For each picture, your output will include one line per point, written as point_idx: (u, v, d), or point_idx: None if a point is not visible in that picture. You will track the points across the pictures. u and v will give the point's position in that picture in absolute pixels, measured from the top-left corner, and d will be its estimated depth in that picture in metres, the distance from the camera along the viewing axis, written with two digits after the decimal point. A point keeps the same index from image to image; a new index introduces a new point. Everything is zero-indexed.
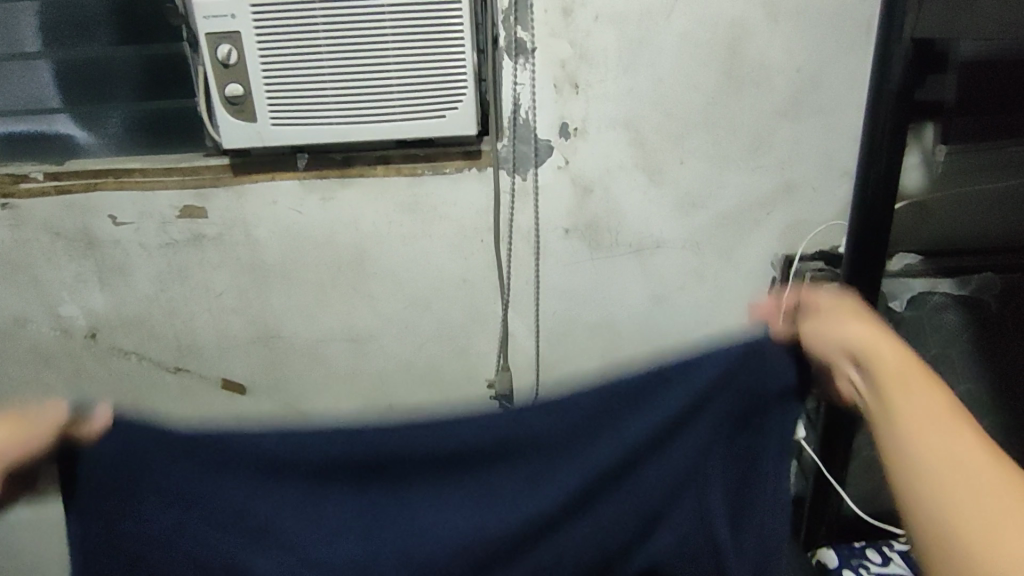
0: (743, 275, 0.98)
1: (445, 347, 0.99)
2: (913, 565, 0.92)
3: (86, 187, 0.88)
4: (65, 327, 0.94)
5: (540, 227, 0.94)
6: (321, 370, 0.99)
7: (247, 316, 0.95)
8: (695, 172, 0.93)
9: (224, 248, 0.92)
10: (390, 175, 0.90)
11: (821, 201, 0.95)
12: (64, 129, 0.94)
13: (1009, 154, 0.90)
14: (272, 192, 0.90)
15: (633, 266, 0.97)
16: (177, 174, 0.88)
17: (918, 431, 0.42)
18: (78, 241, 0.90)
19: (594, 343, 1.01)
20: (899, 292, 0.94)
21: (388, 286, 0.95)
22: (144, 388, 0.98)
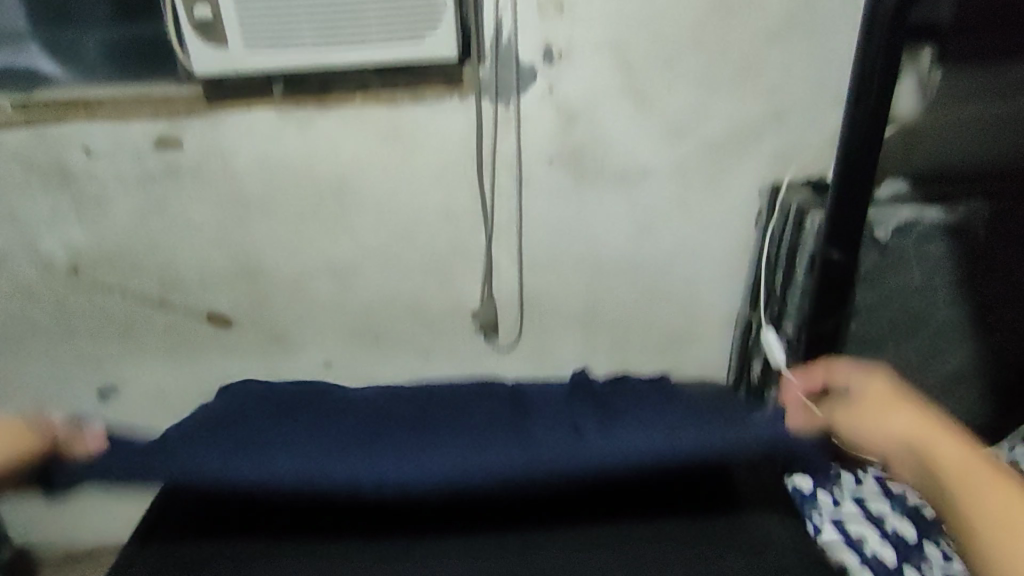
0: (730, 204, 0.97)
1: (429, 279, 0.99)
2: (884, 487, 0.95)
3: (54, 118, 0.85)
4: (45, 263, 0.93)
5: (524, 156, 0.92)
6: (307, 303, 1.00)
7: (229, 249, 0.95)
8: (683, 99, 0.90)
9: (201, 180, 0.90)
10: (368, 103, 0.87)
11: (811, 127, 0.93)
12: (37, 66, 0.90)
13: (1013, 75, 0.87)
14: (247, 122, 0.87)
15: (618, 195, 0.96)
16: (148, 103, 0.86)
17: (993, 515, 0.48)
18: (52, 174, 0.88)
19: (579, 274, 1.01)
20: (883, 219, 0.87)
21: (370, 218, 0.94)
22: (130, 322, 0.98)
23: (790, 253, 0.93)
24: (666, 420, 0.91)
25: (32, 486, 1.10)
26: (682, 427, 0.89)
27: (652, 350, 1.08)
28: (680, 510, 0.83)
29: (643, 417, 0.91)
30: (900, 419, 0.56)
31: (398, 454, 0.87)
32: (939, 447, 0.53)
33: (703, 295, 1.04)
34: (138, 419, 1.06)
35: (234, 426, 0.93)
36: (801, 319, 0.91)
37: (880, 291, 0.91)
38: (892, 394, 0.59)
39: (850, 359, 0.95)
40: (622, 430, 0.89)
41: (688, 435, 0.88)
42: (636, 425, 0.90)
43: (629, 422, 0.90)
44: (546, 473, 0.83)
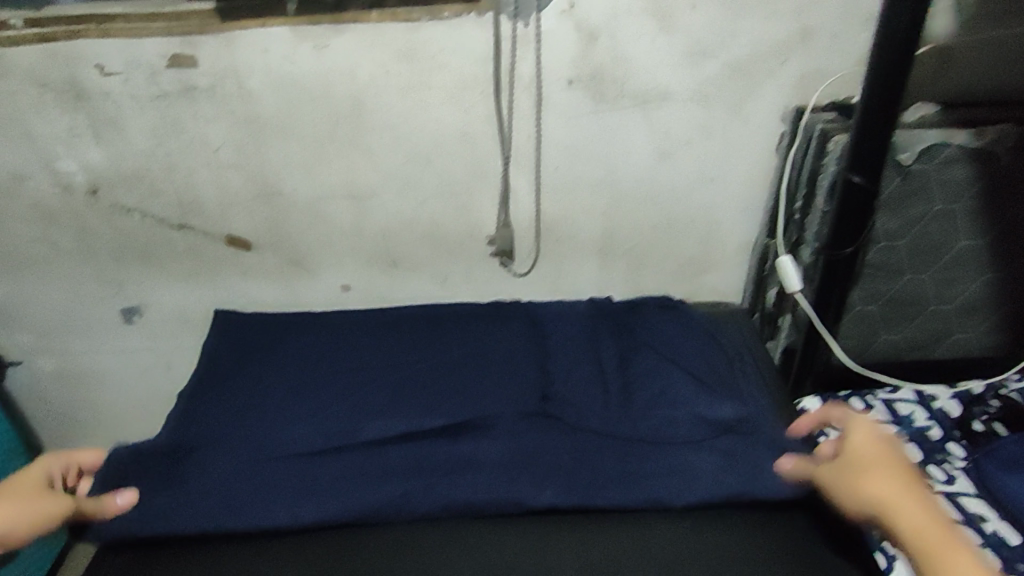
0: (752, 130, 0.96)
1: (446, 204, 0.99)
2: (893, 412, 0.96)
3: (67, 35, 0.84)
4: (65, 184, 0.93)
5: (543, 77, 0.90)
6: (324, 228, 1.00)
7: (246, 172, 0.94)
8: (709, 17, 0.87)
9: (217, 101, 0.89)
10: (384, 20, 0.85)
11: (839, 48, 0.90)
12: None
13: None
14: (261, 39, 0.85)
15: (638, 119, 0.94)
16: (161, 18, 0.84)
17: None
18: (68, 94, 0.87)
19: (595, 200, 1.00)
20: (909, 143, 0.85)
21: (387, 141, 0.94)
22: (150, 245, 0.99)
23: (811, 179, 0.92)
24: (691, 354, 0.91)
25: (63, 404, 1.15)
26: (704, 362, 0.90)
27: (667, 276, 1.09)
28: (711, 448, 0.77)
29: (665, 352, 0.92)
30: (878, 484, 0.59)
31: (416, 390, 0.86)
32: (907, 511, 0.56)
33: (719, 223, 1.04)
34: (163, 339, 1.08)
35: (258, 346, 0.95)
36: (820, 245, 0.91)
37: (900, 218, 0.90)
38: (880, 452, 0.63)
39: (866, 286, 0.95)
40: (646, 365, 0.90)
41: (711, 370, 0.89)
42: (660, 360, 0.90)
43: (653, 356, 0.91)
44: (570, 410, 0.82)
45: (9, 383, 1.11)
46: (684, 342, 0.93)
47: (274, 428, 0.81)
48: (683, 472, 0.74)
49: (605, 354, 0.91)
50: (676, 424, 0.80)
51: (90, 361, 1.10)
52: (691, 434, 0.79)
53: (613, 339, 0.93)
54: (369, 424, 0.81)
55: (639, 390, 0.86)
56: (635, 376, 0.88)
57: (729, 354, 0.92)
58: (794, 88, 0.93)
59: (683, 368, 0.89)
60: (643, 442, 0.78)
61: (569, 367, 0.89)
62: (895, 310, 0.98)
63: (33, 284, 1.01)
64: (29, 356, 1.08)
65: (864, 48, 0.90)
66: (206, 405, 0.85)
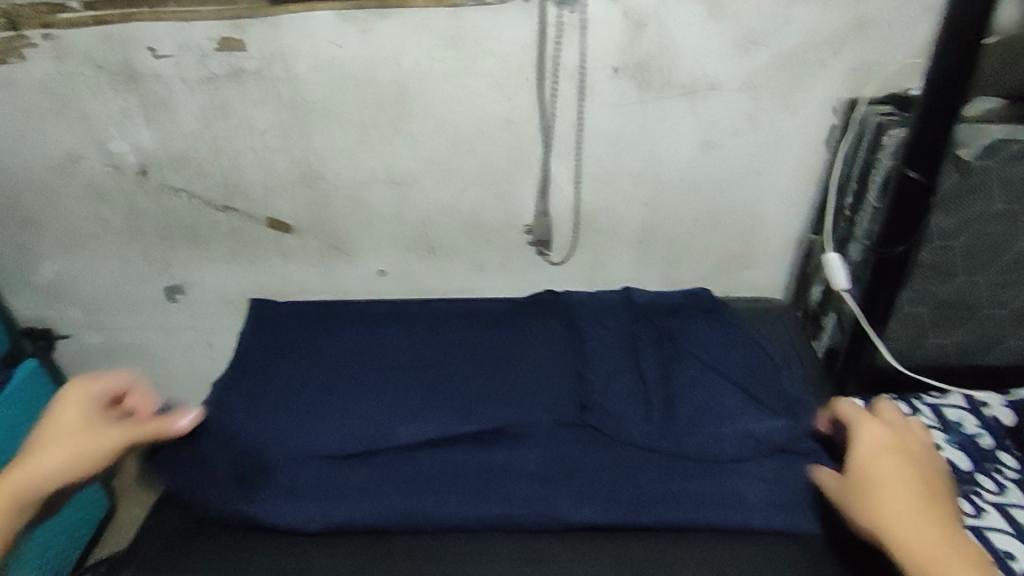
0: (801, 122, 0.93)
1: (485, 191, 0.99)
2: (942, 418, 0.93)
3: (122, 17, 0.85)
4: (116, 164, 0.96)
5: (587, 65, 0.89)
6: (364, 212, 1.01)
7: (289, 155, 0.95)
8: (762, 5, 0.84)
9: (264, 84, 0.90)
10: (431, 5, 0.85)
11: (897, 39, 0.87)
12: None
13: None
14: (309, 24, 0.86)
15: (683, 110, 0.92)
16: (212, 2, 0.85)
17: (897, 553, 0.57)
18: (121, 76, 0.89)
19: (636, 191, 0.99)
20: (971, 139, 0.82)
21: (429, 126, 0.93)
22: (195, 226, 1.01)
23: (863, 174, 0.89)
24: (735, 362, 0.89)
25: (108, 377, 1.18)
26: (748, 371, 0.88)
27: (706, 270, 1.07)
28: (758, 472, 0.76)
29: (708, 360, 0.89)
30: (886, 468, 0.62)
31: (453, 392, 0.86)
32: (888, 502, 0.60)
33: (763, 218, 1.01)
34: (205, 318, 1.11)
35: (297, 333, 0.96)
36: (870, 243, 0.88)
37: (958, 216, 0.87)
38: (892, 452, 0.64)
39: (916, 286, 0.92)
40: (687, 373, 0.87)
41: (755, 381, 0.87)
42: (703, 368, 0.88)
43: (694, 363, 0.89)
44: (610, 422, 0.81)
45: (59, 356, 1.15)
46: (725, 348, 0.91)
47: (315, 429, 0.82)
48: (730, 496, 0.73)
49: (649, 360, 0.89)
50: (721, 442, 0.79)
51: (136, 337, 1.13)
52: (737, 453, 0.78)
53: (655, 346, 0.91)
54: (409, 429, 0.81)
55: (681, 399, 0.84)
56: (677, 386, 0.86)
57: (776, 366, 0.89)
58: (848, 80, 0.90)
59: (726, 379, 0.87)
60: (687, 462, 0.77)
61: (609, 374, 0.87)
62: (946, 313, 0.94)
63: (84, 260, 1.04)
64: (79, 330, 1.12)
65: (925, 39, 0.87)
66: (249, 402, 0.86)
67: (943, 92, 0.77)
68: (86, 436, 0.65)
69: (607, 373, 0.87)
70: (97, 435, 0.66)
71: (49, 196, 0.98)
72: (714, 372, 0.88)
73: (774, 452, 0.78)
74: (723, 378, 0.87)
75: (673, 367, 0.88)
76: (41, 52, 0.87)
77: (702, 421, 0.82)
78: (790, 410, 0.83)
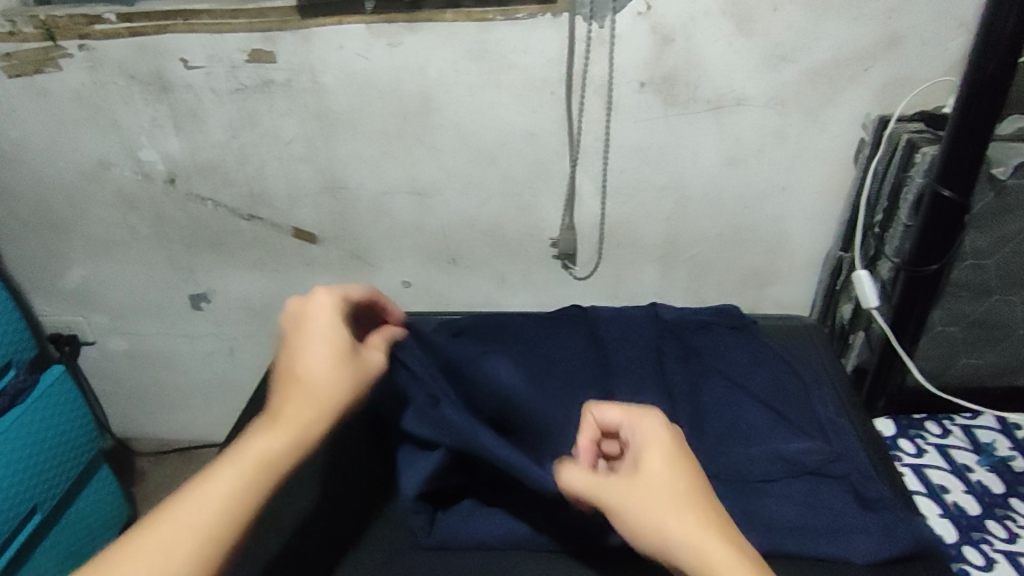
0: (830, 138, 0.92)
1: (509, 204, 0.99)
2: (974, 439, 0.91)
3: (155, 29, 0.87)
4: (145, 172, 0.97)
5: (614, 79, 0.89)
6: (388, 223, 1.01)
7: (315, 166, 0.96)
8: (791, 21, 0.84)
9: (292, 95, 0.91)
10: (459, 18, 0.85)
11: (930, 55, 0.86)
12: None
13: None
14: (337, 36, 0.87)
15: (709, 124, 0.92)
16: (243, 15, 0.86)
17: None
18: (153, 86, 0.90)
19: (662, 205, 0.98)
20: (1004, 156, 0.81)
21: (455, 139, 0.94)
22: (220, 234, 1.02)
23: (893, 192, 0.88)
24: (762, 379, 0.87)
25: (130, 383, 1.19)
26: (776, 388, 0.87)
27: (731, 285, 1.06)
28: (790, 494, 0.75)
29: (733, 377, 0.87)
30: (661, 477, 0.53)
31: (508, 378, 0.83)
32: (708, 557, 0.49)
33: (790, 235, 1.00)
34: (228, 325, 1.11)
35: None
36: (900, 261, 0.87)
37: (990, 233, 0.85)
38: (677, 477, 0.54)
39: (947, 306, 0.90)
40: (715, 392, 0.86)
41: (783, 399, 0.85)
42: (728, 386, 0.86)
43: (719, 381, 0.87)
44: None
45: (83, 360, 1.16)
46: (751, 365, 0.90)
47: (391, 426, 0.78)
48: (762, 520, 0.73)
49: (677, 376, 0.86)
50: (752, 461, 0.78)
51: (159, 343, 1.13)
52: (769, 474, 0.77)
53: (681, 362, 0.89)
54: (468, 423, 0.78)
55: (709, 416, 0.83)
56: (705, 403, 0.84)
57: (804, 383, 0.88)
58: (878, 97, 0.89)
59: (753, 396, 0.85)
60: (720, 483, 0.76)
61: (642, 385, 0.83)
62: (978, 333, 0.92)
63: (111, 266, 1.05)
64: (103, 336, 1.13)
65: (957, 55, 0.85)
66: None
67: (975, 108, 0.76)
68: (366, 365, 0.62)
69: (641, 384, 0.84)
70: (371, 363, 0.63)
71: (79, 202, 0.99)
72: (741, 390, 0.86)
73: (804, 474, 0.77)
74: (749, 395, 0.85)
75: (699, 383, 0.87)
76: (76, 62, 0.89)
77: (732, 439, 0.80)
78: (819, 428, 0.82)
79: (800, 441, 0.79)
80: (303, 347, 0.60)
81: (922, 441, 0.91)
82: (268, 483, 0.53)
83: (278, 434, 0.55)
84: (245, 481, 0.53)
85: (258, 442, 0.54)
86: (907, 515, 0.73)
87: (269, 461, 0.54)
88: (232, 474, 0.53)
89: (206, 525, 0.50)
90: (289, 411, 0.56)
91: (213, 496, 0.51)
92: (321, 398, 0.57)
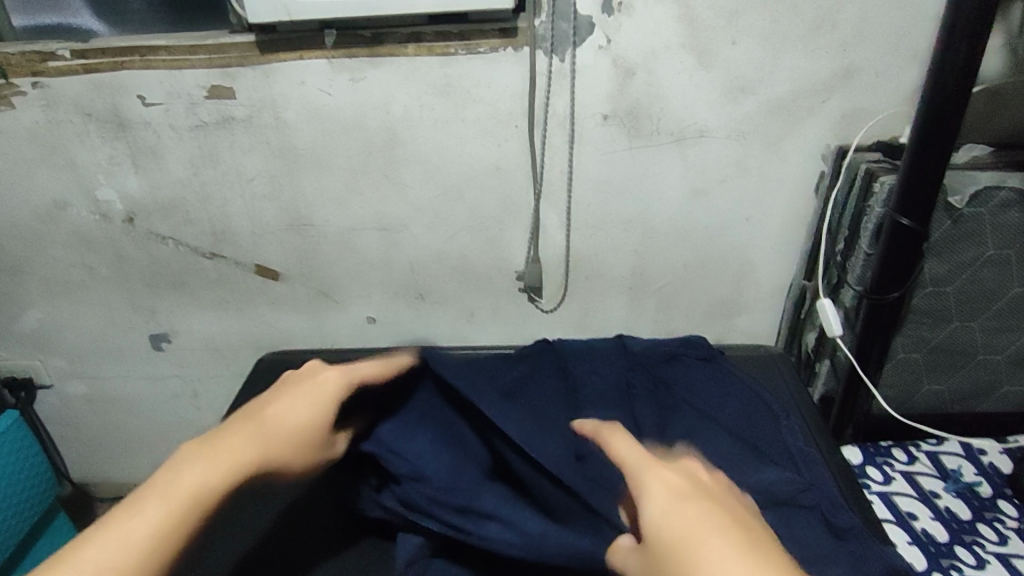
0: (791, 169, 0.93)
1: (475, 238, 0.98)
2: (940, 465, 0.92)
3: (111, 68, 0.85)
4: (103, 212, 0.95)
5: (577, 113, 0.89)
6: (354, 258, 1.00)
7: (279, 203, 0.95)
8: (749, 54, 0.85)
9: (253, 132, 0.90)
10: (421, 54, 0.85)
11: (885, 87, 0.87)
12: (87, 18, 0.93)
13: None
14: (298, 72, 0.86)
15: (673, 155, 0.92)
16: (202, 52, 0.85)
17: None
18: (110, 124, 0.89)
19: (628, 236, 0.98)
20: (961, 185, 0.82)
21: (420, 175, 0.93)
22: (182, 272, 1.00)
23: (854, 220, 0.89)
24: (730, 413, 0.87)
25: (90, 425, 1.15)
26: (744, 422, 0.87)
27: (700, 314, 1.06)
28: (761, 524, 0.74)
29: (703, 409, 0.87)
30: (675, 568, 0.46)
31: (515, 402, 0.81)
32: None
33: (756, 263, 1.01)
34: (192, 365, 1.09)
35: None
36: (863, 289, 0.88)
37: (949, 260, 0.86)
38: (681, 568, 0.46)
39: (909, 332, 0.91)
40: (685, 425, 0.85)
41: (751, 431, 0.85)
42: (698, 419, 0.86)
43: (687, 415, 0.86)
44: None
45: (40, 404, 1.12)
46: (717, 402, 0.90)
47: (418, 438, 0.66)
48: None
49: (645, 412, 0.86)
50: None
51: (119, 384, 1.10)
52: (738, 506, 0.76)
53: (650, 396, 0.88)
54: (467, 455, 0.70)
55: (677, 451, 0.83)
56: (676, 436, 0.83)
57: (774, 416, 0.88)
58: (836, 128, 0.90)
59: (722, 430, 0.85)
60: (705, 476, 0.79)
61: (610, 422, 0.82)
62: (940, 359, 0.93)
63: (69, 308, 1.03)
64: (61, 378, 1.10)
65: (911, 86, 0.87)
66: None
67: (931, 139, 0.77)
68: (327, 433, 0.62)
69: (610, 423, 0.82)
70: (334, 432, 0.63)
71: (35, 243, 0.97)
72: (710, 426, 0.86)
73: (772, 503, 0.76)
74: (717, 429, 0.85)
75: (668, 415, 0.86)
76: (30, 100, 0.87)
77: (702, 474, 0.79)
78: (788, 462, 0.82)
79: (769, 470, 0.79)
80: (279, 405, 0.61)
81: (890, 468, 0.92)
82: (197, 517, 0.53)
83: (210, 468, 0.55)
84: (169, 519, 0.52)
85: (183, 475, 0.54)
86: (875, 543, 0.73)
87: (193, 499, 0.53)
88: (157, 513, 0.52)
89: (128, 560, 0.50)
90: (226, 442, 0.56)
91: (136, 530, 0.51)
92: (274, 436, 0.59)
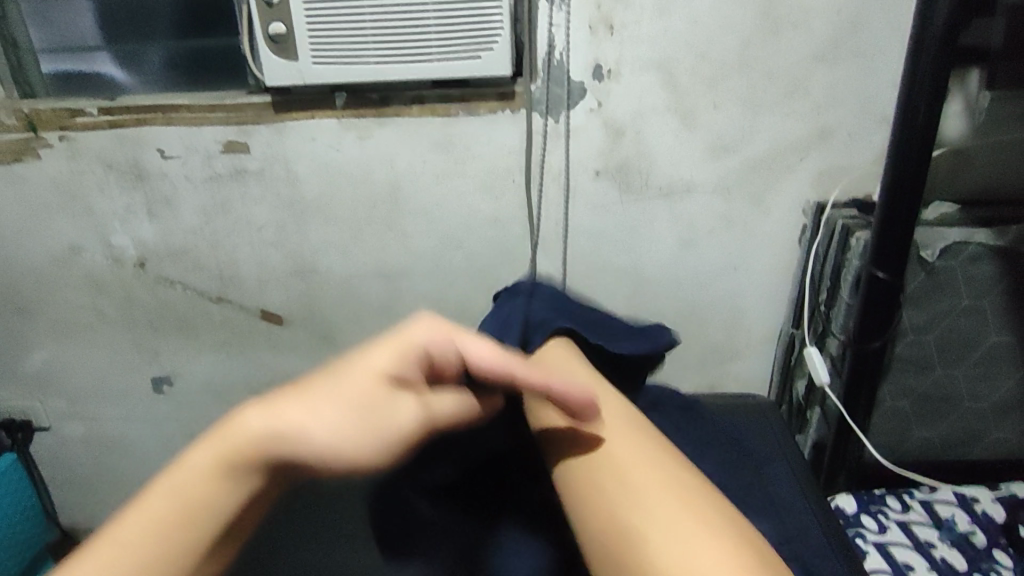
0: (774, 223, 0.98)
1: (474, 286, 1.02)
2: (934, 514, 0.92)
3: (135, 122, 0.91)
4: (116, 256, 0.99)
5: (571, 169, 0.95)
6: (356, 305, 1.03)
7: (286, 251, 0.99)
8: (730, 116, 0.92)
9: (264, 183, 0.95)
10: (425, 114, 0.92)
11: (857, 147, 0.94)
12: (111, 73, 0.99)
13: None
14: (310, 129, 0.92)
15: (662, 208, 0.97)
16: (220, 110, 0.91)
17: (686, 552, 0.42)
18: (130, 174, 0.94)
19: (621, 286, 1.02)
20: (931, 240, 0.87)
21: (422, 225, 0.98)
22: (188, 317, 1.03)
23: (835, 273, 0.93)
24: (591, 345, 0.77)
25: (84, 472, 1.15)
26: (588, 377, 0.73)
27: (692, 363, 1.09)
28: None
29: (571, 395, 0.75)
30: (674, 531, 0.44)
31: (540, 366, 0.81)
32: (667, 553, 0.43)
33: (745, 313, 1.05)
34: (191, 410, 1.10)
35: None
36: (846, 339, 0.92)
37: (926, 310, 0.90)
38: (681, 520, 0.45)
39: (894, 382, 0.94)
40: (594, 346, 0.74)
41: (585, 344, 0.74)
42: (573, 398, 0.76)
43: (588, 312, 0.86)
44: None
45: (36, 449, 1.12)
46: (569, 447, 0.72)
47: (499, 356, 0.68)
48: None
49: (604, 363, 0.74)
50: None
51: (117, 429, 1.11)
52: None
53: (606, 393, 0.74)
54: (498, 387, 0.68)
55: None
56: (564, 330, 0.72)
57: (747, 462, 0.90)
58: (814, 184, 0.96)
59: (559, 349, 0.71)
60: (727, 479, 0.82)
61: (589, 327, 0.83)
62: (927, 407, 0.95)
63: (74, 350, 1.05)
64: (60, 422, 1.10)
65: (880, 147, 0.94)
66: None
67: (900, 195, 0.82)
68: (394, 417, 0.44)
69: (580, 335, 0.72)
70: (405, 418, 0.44)
71: (47, 286, 1.00)
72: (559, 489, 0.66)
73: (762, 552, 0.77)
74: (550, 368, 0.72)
75: None
76: (55, 151, 0.92)
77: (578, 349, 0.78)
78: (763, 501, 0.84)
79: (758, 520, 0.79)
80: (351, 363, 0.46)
81: (883, 518, 0.92)
82: (180, 535, 0.39)
83: (209, 448, 0.41)
84: (163, 522, 0.39)
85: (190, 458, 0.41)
86: None
87: (184, 486, 0.40)
88: (154, 506, 0.40)
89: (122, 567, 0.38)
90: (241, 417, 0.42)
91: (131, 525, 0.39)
92: (277, 437, 0.41)
